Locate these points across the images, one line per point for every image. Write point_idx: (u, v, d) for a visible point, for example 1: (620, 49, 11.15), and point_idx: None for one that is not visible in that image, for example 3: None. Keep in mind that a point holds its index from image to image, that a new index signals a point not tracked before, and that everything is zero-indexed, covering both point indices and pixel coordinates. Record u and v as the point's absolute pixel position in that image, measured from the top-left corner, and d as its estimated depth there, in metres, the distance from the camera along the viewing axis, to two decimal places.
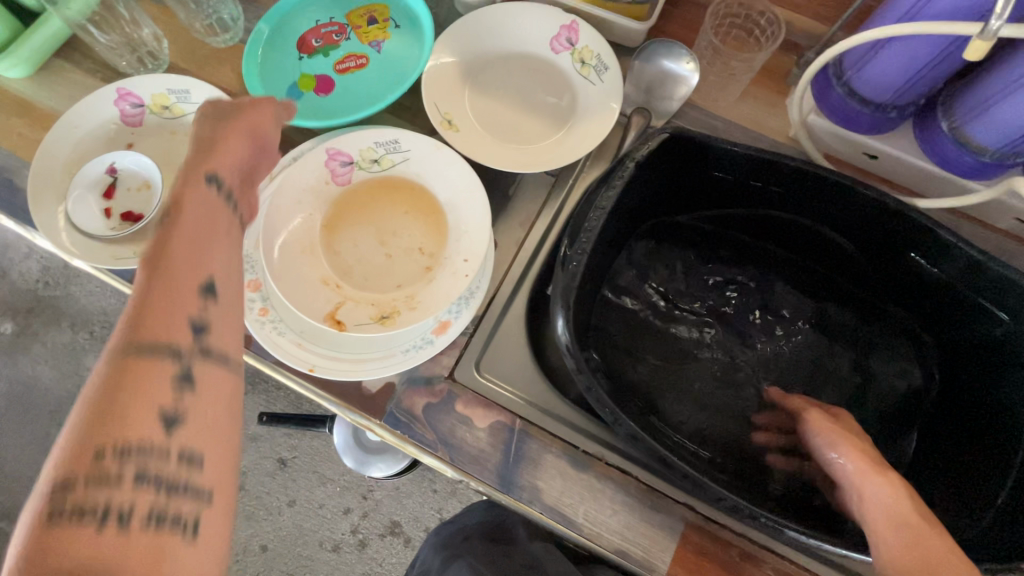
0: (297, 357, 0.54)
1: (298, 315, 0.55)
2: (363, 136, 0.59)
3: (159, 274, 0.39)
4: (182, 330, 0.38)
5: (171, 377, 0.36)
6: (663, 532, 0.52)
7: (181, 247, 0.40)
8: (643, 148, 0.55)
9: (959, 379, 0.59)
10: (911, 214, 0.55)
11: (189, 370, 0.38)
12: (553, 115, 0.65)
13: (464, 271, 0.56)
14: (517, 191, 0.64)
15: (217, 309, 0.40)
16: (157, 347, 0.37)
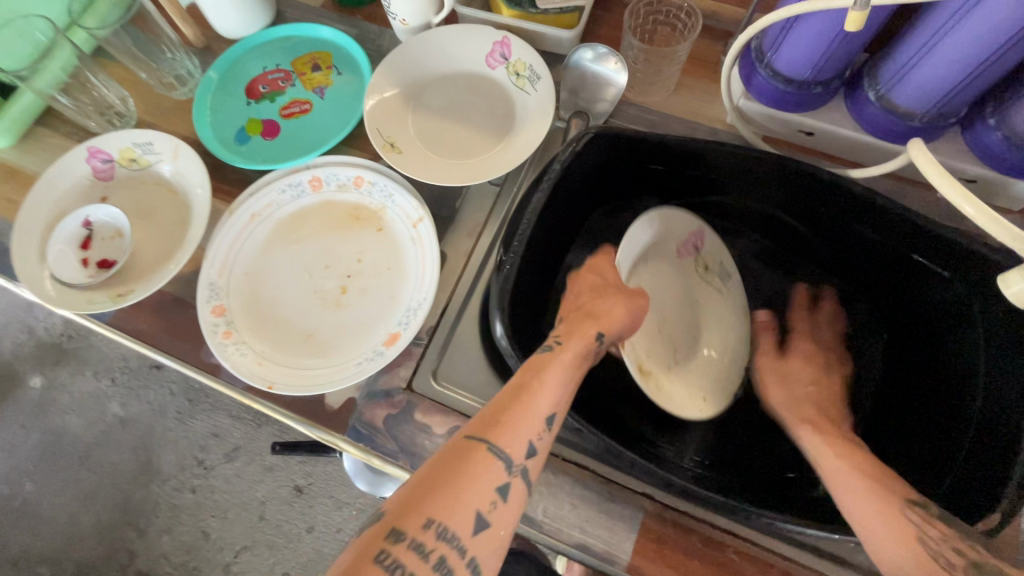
0: (258, 375, 0.58)
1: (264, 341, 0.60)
2: (525, 50, 0.67)
3: (437, 491, 0.41)
4: (487, 521, 0.41)
5: (422, 557, 0.38)
6: (623, 522, 0.53)
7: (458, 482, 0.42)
8: (569, 148, 0.57)
9: (909, 345, 0.60)
10: (846, 185, 0.55)
11: (442, 555, 0.39)
12: (493, 126, 0.68)
13: (701, 396, 0.61)
14: (464, 203, 0.66)
15: (485, 533, 0.41)
16: (426, 549, 0.39)
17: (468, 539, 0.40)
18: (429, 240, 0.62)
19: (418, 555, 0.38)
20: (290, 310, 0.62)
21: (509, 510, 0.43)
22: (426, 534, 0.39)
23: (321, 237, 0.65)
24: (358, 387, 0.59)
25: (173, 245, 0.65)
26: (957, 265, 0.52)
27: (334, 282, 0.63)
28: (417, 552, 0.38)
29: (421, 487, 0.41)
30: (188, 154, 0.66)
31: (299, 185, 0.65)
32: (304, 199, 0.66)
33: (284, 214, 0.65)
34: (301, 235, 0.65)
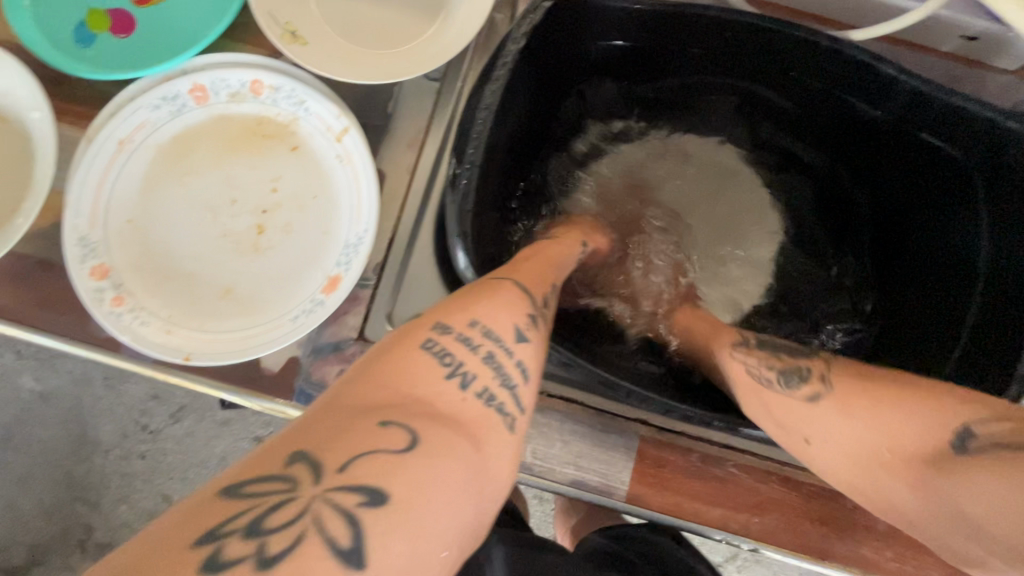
0: (169, 346, 0.47)
1: (168, 298, 0.49)
2: None
3: (459, 303, 0.37)
4: (511, 350, 0.36)
5: (464, 382, 0.33)
6: (619, 453, 0.49)
7: (484, 306, 0.37)
8: (525, 22, 0.44)
9: (899, 226, 0.57)
10: (850, 50, 0.47)
11: (486, 384, 0.34)
12: (422, 1, 0.53)
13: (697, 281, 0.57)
14: (397, 106, 0.53)
15: (523, 346, 0.37)
16: (471, 348, 0.34)
17: (500, 355, 0.35)
18: (361, 157, 0.49)
19: (445, 355, 0.33)
20: (196, 262, 0.50)
21: (535, 350, 0.38)
22: (474, 332, 0.35)
23: (222, 166, 0.51)
24: (299, 343, 0.50)
25: (20, 191, 0.49)
26: (961, 134, 0.47)
27: (247, 221, 0.50)
28: (469, 348, 0.34)
29: (451, 303, 0.37)
30: (8, 64, 0.49)
31: (178, 99, 0.50)
32: (189, 115, 0.51)
33: (166, 139, 0.51)
34: (194, 164, 0.51)
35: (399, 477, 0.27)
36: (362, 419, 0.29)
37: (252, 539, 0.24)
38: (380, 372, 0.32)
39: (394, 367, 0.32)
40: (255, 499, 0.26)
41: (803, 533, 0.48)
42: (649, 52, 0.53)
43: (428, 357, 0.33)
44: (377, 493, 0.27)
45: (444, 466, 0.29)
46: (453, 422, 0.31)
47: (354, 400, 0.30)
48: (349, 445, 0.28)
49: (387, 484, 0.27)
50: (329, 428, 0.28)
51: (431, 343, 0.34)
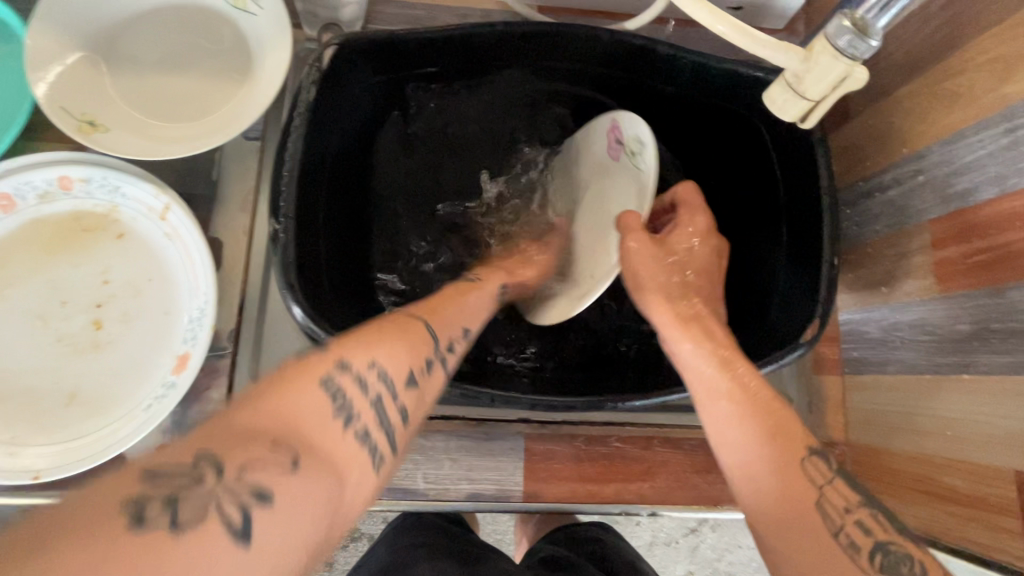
0: (16, 469, 0.45)
1: (7, 420, 0.46)
2: None
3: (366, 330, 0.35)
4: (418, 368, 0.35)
5: (367, 391, 0.31)
6: (507, 457, 0.50)
7: (392, 327, 0.36)
8: (312, 70, 0.45)
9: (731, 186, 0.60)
10: (625, 39, 0.51)
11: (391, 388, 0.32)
12: (224, 67, 0.54)
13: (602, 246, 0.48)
14: (222, 172, 0.54)
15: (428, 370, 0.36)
16: (371, 365, 0.32)
17: (387, 394, 0.32)
18: (188, 232, 0.49)
19: (351, 386, 0.30)
20: (34, 375, 0.47)
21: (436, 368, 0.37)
22: (374, 359, 0.32)
23: (44, 270, 0.49)
24: (164, 430, 0.48)
25: None
26: (742, 92, 0.52)
27: (83, 320, 0.49)
28: (370, 363, 0.32)
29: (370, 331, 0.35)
30: None
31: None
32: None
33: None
34: (12, 275, 0.49)
35: (332, 458, 0.28)
36: (268, 440, 0.26)
37: (227, 513, 0.23)
38: (280, 388, 0.28)
39: (332, 355, 0.31)
40: (183, 516, 0.23)
41: (692, 487, 0.51)
42: (457, 72, 0.55)
43: (329, 375, 0.30)
44: (295, 462, 0.26)
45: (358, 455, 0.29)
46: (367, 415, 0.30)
47: (247, 429, 0.26)
48: (257, 454, 0.25)
49: (312, 461, 0.26)
50: (262, 450, 0.25)
51: (336, 370, 0.30)
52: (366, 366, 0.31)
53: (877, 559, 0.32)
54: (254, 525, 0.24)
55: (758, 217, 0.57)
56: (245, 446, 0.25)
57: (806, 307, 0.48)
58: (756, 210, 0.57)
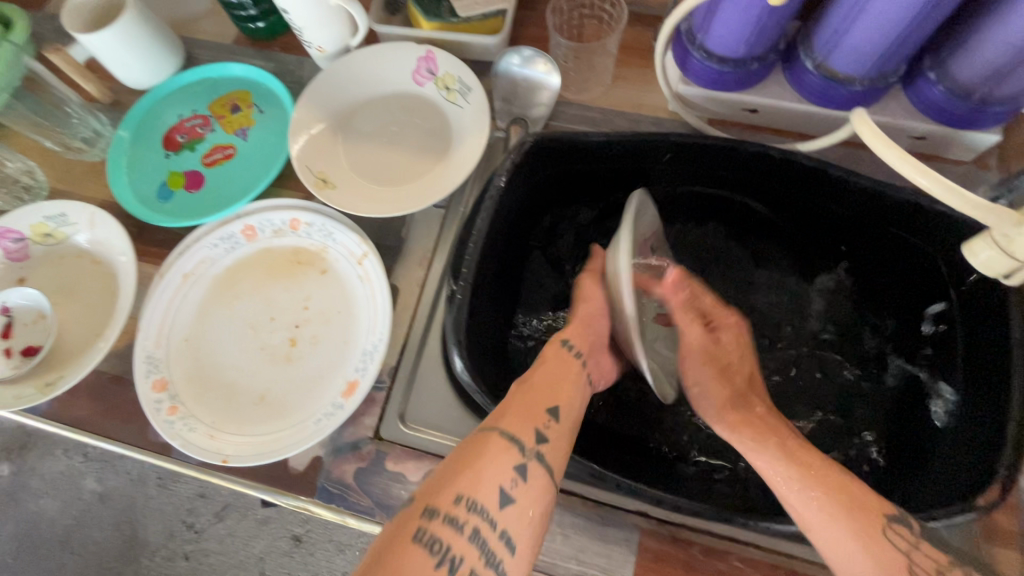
0: (211, 449, 0.54)
1: (213, 408, 0.56)
2: (453, 62, 0.63)
3: (521, 391, 0.47)
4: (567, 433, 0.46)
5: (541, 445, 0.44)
6: (619, 546, 0.50)
7: (544, 387, 0.48)
8: (506, 161, 0.53)
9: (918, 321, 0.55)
10: (797, 160, 0.52)
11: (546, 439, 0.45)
12: (428, 144, 0.64)
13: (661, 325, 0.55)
14: (409, 230, 0.63)
15: (562, 415, 0.47)
16: (546, 433, 0.45)
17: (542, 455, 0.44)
18: (377, 277, 0.58)
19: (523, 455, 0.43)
20: (239, 374, 0.58)
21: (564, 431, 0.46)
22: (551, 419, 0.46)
23: (262, 289, 0.61)
24: (322, 444, 0.55)
25: (103, 321, 0.60)
26: (919, 225, 0.51)
27: (282, 336, 0.59)
28: (553, 428, 0.45)
29: (544, 390, 0.47)
30: (105, 221, 0.61)
31: (232, 238, 0.61)
32: (239, 250, 0.62)
33: (219, 270, 0.61)
34: (240, 289, 0.61)
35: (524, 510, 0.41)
36: (461, 482, 0.41)
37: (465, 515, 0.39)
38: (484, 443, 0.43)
39: (523, 401, 0.46)
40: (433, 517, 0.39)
41: None
42: (622, 168, 0.60)
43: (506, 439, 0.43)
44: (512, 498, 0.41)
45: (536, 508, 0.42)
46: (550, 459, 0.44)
47: (452, 483, 0.41)
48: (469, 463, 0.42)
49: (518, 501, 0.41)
50: (482, 461, 0.42)
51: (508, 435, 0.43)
52: (552, 414, 0.46)
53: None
54: (512, 534, 0.40)
55: (922, 356, 0.54)
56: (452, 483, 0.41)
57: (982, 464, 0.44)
58: (916, 347, 0.55)
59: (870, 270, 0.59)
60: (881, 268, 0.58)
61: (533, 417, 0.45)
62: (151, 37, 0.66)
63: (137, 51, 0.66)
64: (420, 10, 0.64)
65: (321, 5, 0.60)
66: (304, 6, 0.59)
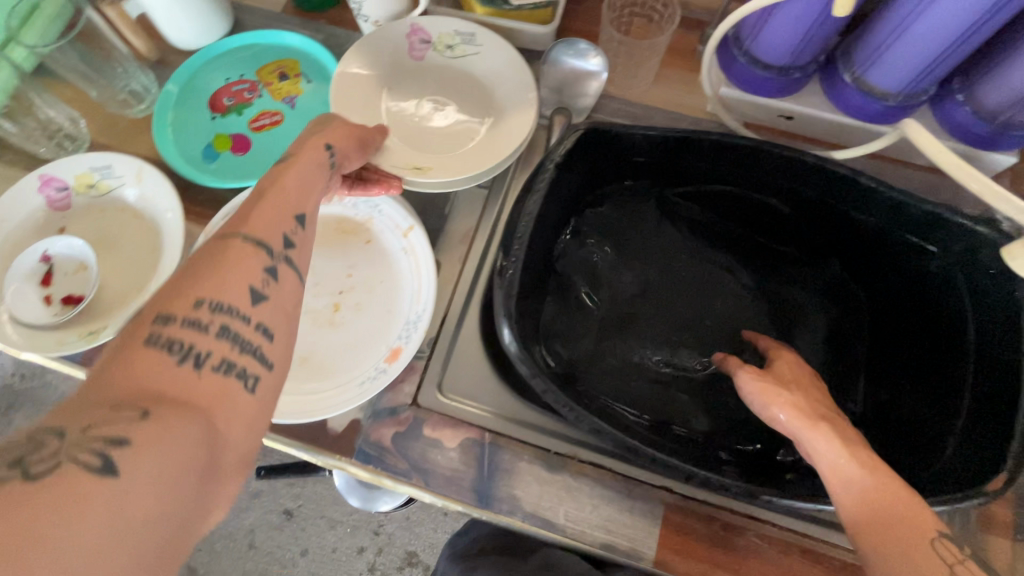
0: None
1: None
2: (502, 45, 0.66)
3: (210, 270, 0.41)
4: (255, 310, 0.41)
5: (198, 362, 0.37)
6: (645, 517, 0.53)
7: (232, 276, 0.41)
8: (561, 147, 0.55)
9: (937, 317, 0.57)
10: (832, 168, 0.56)
11: (224, 357, 0.38)
12: (472, 113, 0.66)
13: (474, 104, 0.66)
14: (453, 207, 0.64)
15: (264, 304, 0.41)
16: (205, 329, 0.38)
17: (235, 348, 0.39)
18: (422, 250, 0.59)
19: (178, 348, 0.37)
20: None
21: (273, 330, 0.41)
22: (207, 311, 0.39)
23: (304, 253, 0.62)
24: (361, 407, 0.57)
25: (146, 275, 0.61)
26: (941, 238, 0.54)
27: (326, 301, 0.60)
28: (200, 330, 0.38)
29: (179, 279, 0.40)
30: (154, 177, 0.62)
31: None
32: None
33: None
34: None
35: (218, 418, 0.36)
36: (125, 408, 0.32)
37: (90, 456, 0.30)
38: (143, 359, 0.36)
39: (214, 283, 0.40)
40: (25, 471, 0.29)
41: None
42: (651, 160, 0.62)
43: (158, 352, 0.36)
44: (122, 439, 0.30)
45: (245, 416, 0.38)
46: (245, 400, 0.38)
47: (105, 391, 0.34)
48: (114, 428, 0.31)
49: (123, 458, 0.30)
50: (171, 421, 0.33)
51: (152, 338, 0.36)
52: (264, 277, 0.42)
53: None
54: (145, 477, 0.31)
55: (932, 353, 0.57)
56: (109, 411, 0.32)
57: (986, 461, 0.47)
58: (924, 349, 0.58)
59: (888, 274, 0.62)
60: (884, 271, 0.62)
61: (225, 292, 0.40)
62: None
63: (189, 10, 0.66)
64: None
65: None
66: None
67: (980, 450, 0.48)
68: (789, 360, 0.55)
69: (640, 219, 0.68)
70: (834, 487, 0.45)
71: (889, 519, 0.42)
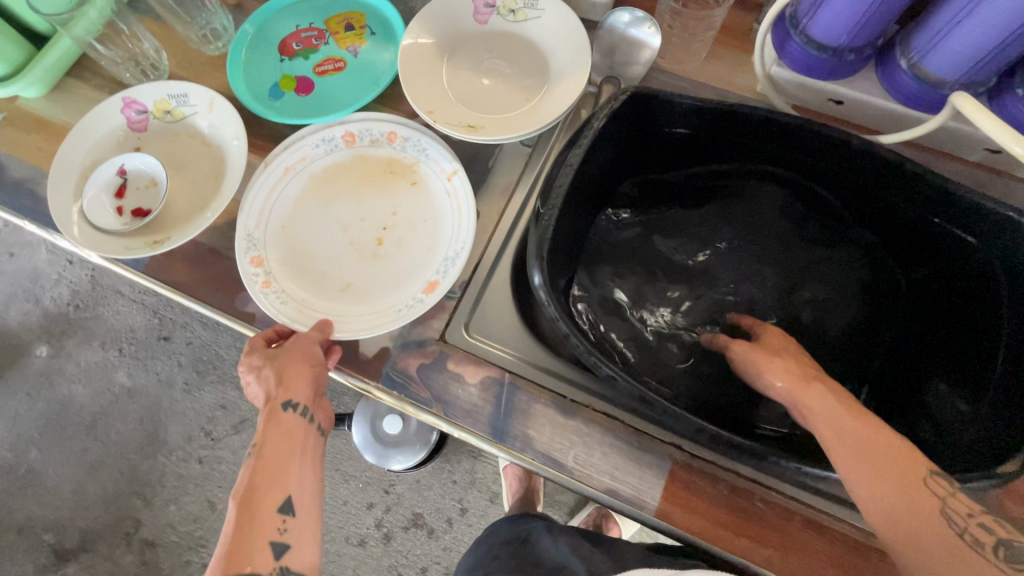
0: (300, 321, 0.59)
1: (299, 289, 0.61)
2: (558, 8, 0.67)
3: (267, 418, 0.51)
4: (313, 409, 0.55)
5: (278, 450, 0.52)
6: (651, 470, 0.54)
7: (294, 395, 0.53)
8: (607, 106, 0.57)
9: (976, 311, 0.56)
10: (878, 151, 0.55)
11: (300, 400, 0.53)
12: (525, 75, 0.68)
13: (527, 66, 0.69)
14: (496, 162, 0.67)
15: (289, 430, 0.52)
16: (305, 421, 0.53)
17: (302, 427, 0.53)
18: (464, 194, 0.62)
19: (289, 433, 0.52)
20: (328, 261, 0.63)
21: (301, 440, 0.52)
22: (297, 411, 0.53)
23: (351, 189, 0.66)
24: (392, 336, 0.60)
25: (208, 197, 0.65)
26: (985, 228, 0.53)
27: (371, 235, 0.64)
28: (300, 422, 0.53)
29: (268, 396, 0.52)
30: (223, 107, 0.67)
31: (332, 139, 0.66)
32: (337, 153, 0.66)
33: (313, 168, 0.66)
34: (332, 187, 0.66)
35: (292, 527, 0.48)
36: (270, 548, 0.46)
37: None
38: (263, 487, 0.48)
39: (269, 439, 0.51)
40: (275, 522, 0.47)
41: None
42: (693, 133, 0.63)
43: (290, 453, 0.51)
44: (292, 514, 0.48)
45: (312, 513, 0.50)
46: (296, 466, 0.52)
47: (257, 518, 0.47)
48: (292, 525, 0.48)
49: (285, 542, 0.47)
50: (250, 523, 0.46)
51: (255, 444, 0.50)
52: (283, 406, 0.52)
53: (1001, 551, 0.41)
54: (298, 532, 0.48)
55: (956, 341, 0.57)
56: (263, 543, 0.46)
57: (1007, 441, 0.47)
58: (952, 339, 0.57)
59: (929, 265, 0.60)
60: (926, 260, 0.60)
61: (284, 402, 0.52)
62: None
63: None
64: None
65: None
66: None
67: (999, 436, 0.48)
68: (776, 334, 0.57)
69: (681, 191, 0.69)
70: (834, 446, 0.46)
71: (882, 477, 0.44)
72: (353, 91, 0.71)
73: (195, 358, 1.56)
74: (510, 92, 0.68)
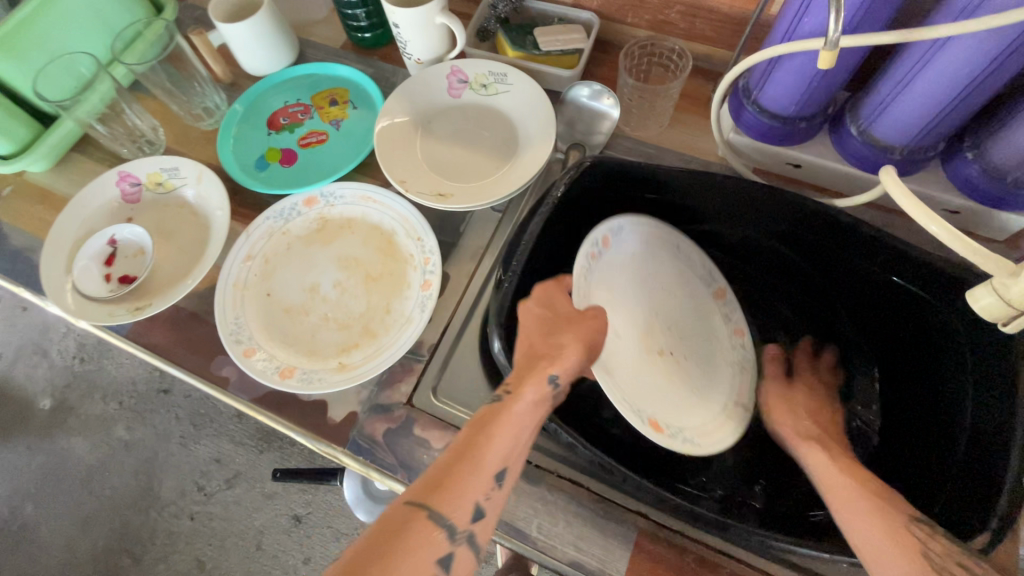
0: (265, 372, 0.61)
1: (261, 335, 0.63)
2: (523, 82, 0.72)
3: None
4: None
5: None
6: (617, 541, 0.53)
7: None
8: (568, 176, 0.59)
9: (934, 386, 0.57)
10: (831, 214, 0.57)
11: None
12: (495, 144, 0.72)
13: (496, 135, 0.72)
14: (467, 227, 0.70)
15: None
16: None
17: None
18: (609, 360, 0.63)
19: None
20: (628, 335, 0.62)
21: None
22: None
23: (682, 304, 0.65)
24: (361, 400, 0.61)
25: (191, 264, 0.69)
26: (943, 291, 0.54)
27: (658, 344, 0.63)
28: None
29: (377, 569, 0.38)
30: (211, 180, 0.71)
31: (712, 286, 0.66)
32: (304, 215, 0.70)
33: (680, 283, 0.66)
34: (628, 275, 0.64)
35: None
36: None
37: None
38: None
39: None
40: None
41: None
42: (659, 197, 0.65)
43: None
44: None
45: None
46: None
47: None
48: None
49: None
50: None
51: None
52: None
53: None
54: None
55: (918, 414, 0.58)
56: None
57: (977, 511, 0.47)
58: (908, 413, 0.59)
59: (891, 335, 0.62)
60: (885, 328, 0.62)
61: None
62: (279, 29, 0.77)
63: (262, 41, 0.76)
64: (508, 41, 0.74)
65: (428, 22, 0.69)
66: (413, 24, 0.69)
67: (969, 510, 0.48)
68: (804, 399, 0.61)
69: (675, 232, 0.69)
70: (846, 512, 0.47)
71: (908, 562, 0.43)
72: (334, 161, 0.75)
73: (193, 410, 1.57)
74: (480, 160, 0.71)
